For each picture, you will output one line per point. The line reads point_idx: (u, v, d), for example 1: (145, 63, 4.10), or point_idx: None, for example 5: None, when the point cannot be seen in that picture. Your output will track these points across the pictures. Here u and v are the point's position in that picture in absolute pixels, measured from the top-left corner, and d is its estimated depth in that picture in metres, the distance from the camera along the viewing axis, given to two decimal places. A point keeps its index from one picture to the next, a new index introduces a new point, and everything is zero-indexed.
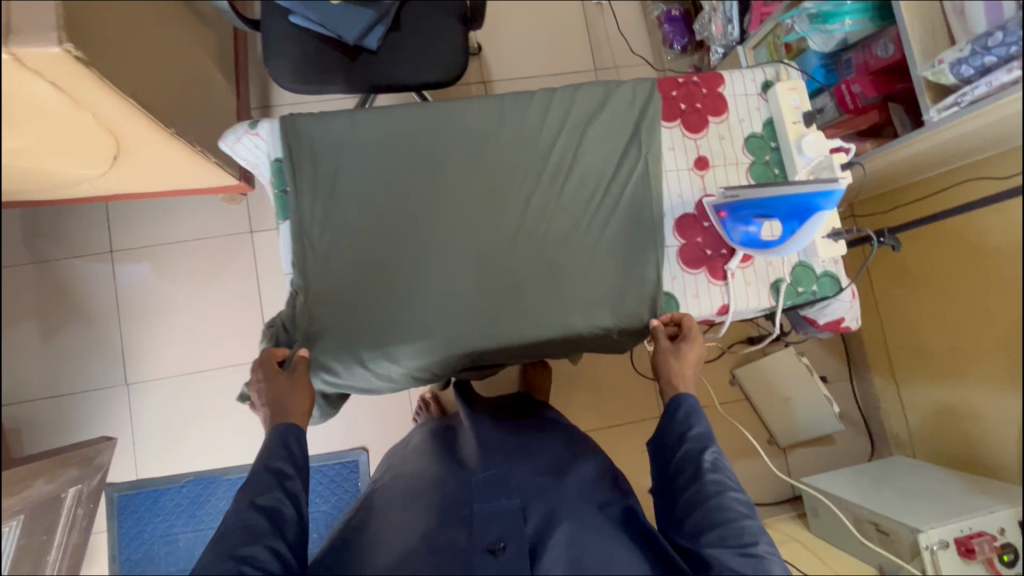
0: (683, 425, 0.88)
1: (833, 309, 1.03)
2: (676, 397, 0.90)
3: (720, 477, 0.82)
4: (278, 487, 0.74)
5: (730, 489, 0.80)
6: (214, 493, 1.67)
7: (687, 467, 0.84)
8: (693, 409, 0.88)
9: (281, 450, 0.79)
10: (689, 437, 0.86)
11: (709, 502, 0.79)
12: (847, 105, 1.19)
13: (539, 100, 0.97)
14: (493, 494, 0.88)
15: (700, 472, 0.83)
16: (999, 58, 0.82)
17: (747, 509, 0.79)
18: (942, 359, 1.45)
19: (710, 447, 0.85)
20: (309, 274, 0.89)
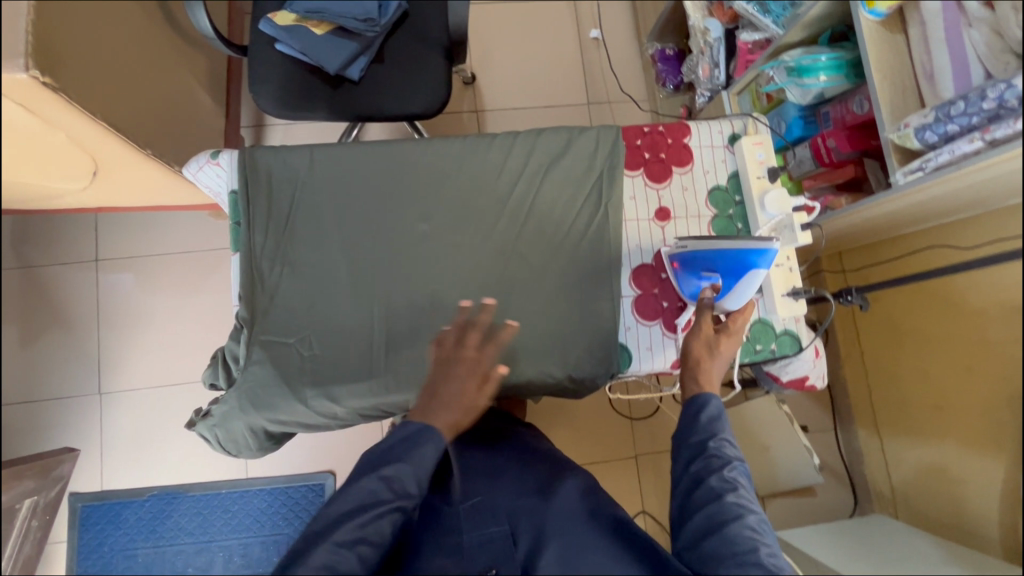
0: (707, 431, 0.83)
1: (795, 367, 1.00)
2: (702, 397, 0.84)
3: (740, 497, 0.78)
4: (411, 496, 0.80)
5: (749, 512, 0.77)
6: (177, 511, 1.64)
7: (708, 483, 0.79)
8: (716, 414, 0.83)
9: (428, 458, 0.80)
10: (710, 449, 0.81)
11: (729, 528, 0.76)
12: (822, 158, 1.17)
13: (502, 143, 0.97)
14: (483, 519, 0.87)
15: (721, 492, 0.78)
16: (962, 126, 0.82)
17: (765, 535, 0.76)
18: (922, 418, 1.39)
19: (733, 461, 0.80)
20: (257, 307, 0.89)
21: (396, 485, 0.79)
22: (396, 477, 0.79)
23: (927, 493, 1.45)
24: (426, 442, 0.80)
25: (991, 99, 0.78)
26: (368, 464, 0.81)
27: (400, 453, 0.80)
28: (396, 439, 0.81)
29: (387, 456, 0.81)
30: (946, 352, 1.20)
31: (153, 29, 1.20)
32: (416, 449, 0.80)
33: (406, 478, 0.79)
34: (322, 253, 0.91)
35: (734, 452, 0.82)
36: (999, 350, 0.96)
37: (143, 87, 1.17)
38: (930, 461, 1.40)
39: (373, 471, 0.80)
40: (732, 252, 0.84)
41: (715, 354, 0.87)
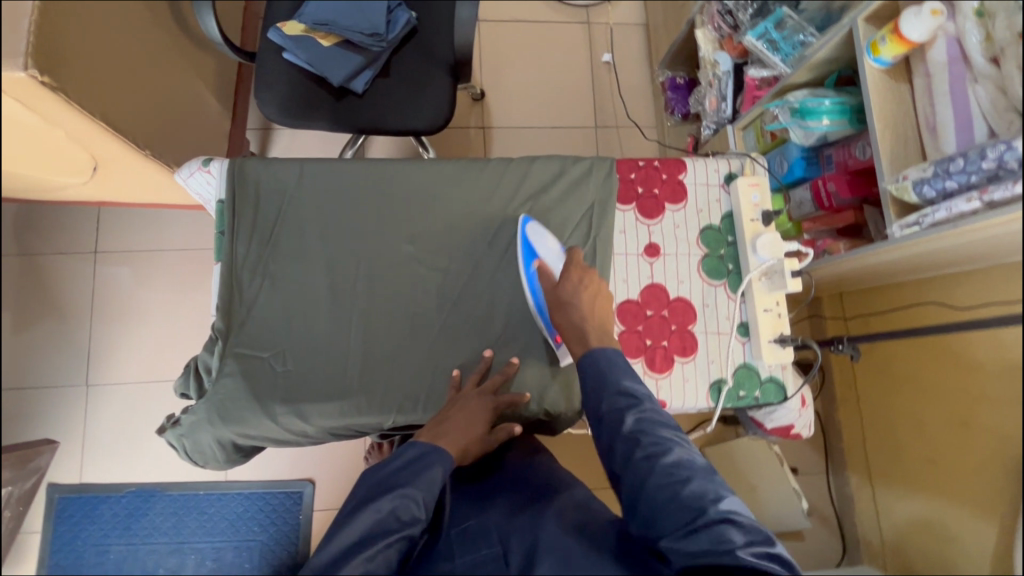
0: (596, 394, 0.80)
1: (780, 416, 0.97)
2: (585, 357, 0.82)
3: (647, 446, 0.74)
4: (418, 523, 0.73)
5: (662, 456, 0.72)
6: (151, 510, 1.60)
7: (615, 446, 0.76)
8: (601, 374, 0.80)
9: (436, 484, 0.77)
10: (604, 411, 0.78)
11: (647, 480, 0.71)
12: (823, 202, 1.16)
13: (495, 167, 0.96)
14: (475, 543, 0.82)
15: (627, 450, 0.74)
16: (960, 184, 0.80)
17: (690, 470, 0.72)
18: (913, 469, 1.35)
19: (629, 414, 0.76)
20: (234, 319, 0.88)
21: (404, 512, 0.73)
22: (404, 502, 0.73)
23: (916, 550, 1.39)
24: (433, 465, 0.78)
25: (990, 159, 0.76)
26: (373, 492, 0.75)
27: (408, 478, 0.76)
28: (403, 465, 0.78)
29: (393, 484, 0.75)
30: (936, 406, 1.17)
31: (160, 30, 1.21)
32: (428, 475, 0.77)
33: (414, 502, 0.74)
34: (305, 267, 0.91)
35: (629, 402, 0.77)
36: (996, 409, 0.92)
37: (147, 86, 1.17)
38: (919, 517, 1.35)
39: (380, 499, 0.73)
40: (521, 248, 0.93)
41: (568, 304, 0.86)
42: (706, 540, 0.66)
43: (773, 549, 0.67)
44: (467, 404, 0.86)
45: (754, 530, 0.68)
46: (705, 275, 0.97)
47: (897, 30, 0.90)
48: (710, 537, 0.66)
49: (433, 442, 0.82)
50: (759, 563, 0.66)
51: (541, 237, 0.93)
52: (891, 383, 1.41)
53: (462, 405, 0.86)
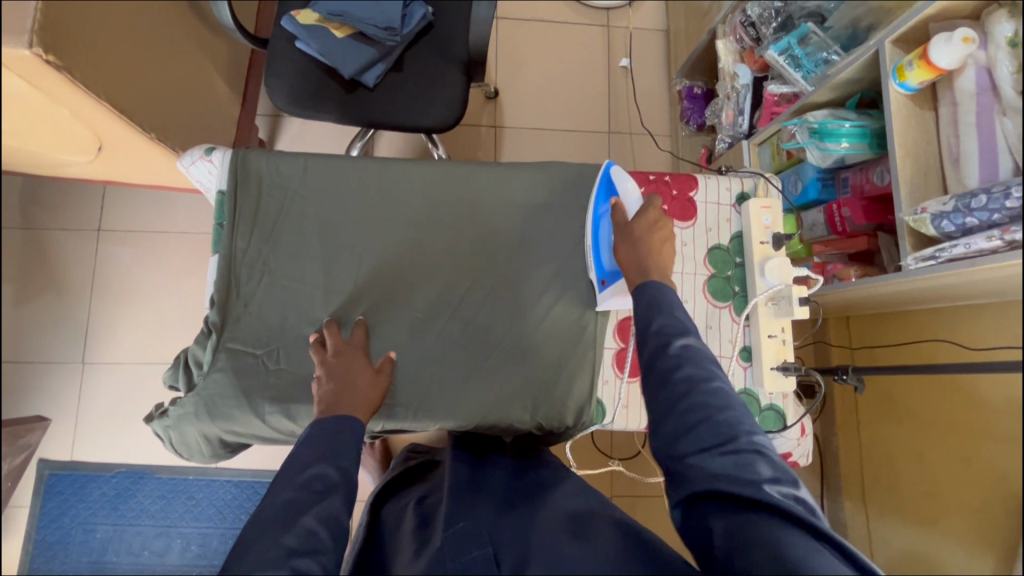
0: (646, 319, 0.78)
1: (777, 444, 0.95)
2: (641, 288, 0.81)
3: (690, 370, 0.72)
4: (339, 488, 0.70)
5: (705, 381, 0.71)
6: (141, 491, 1.63)
7: (654, 366, 0.74)
8: (654, 302, 0.78)
9: (349, 449, 0.75)
10: (653, 332, 0.76)
11: (682, 401, 0.70)
12: (836, 227, 1.13)
13: (503, 173, 0.94)
14: (462, 546, 0.72)
15: (668, 371, 0.73)
16: (981, 221, 0.78)
17: (726, 401, 0.70)
18: (912, 501, 1.31)
19: (676, 338, 0.75)
20: (229, 313, 0.87)
21: (319, 481, 0.69)
22: (317, 473, 0.70)
23: None
24: (342, 430, 0.76)
25: (1014, 199, 0.74)
26: (283, 478, 0.69)
27: (320, 451, 0.73)
28: (307, 441, 0.74)
29: (302, 462, 0.71)
30: (941, 443, 1.14)
31: (172, 11, 1.19)
32: (343, 444, 0.75)
33: (329, 469, 0.71)
34: (303, 266, 0.89)
35: (679, 329, 0.75)
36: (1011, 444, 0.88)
37: (153, 65, 1.14)
38: (917, 550, 1.31)
39: (291, 479, 0.69)
40: (598, 185, 0.92)
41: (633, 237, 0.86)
42: (731, 465, 0.65)
43: (799, 493, 0.64)
44: (351, 361, 0.85)
45: (783, 470, 0.65)
46: (710, 295, 0.95)
47: (925, 55, 0.87)
48: (737, 464, 0.65)
49: (333, 412, 0.79)
50: (783, 501, 0.63)
51: (624, 178, 0.92)
52: (894, 414, 1.39)
53: (351, 361, 0.85)
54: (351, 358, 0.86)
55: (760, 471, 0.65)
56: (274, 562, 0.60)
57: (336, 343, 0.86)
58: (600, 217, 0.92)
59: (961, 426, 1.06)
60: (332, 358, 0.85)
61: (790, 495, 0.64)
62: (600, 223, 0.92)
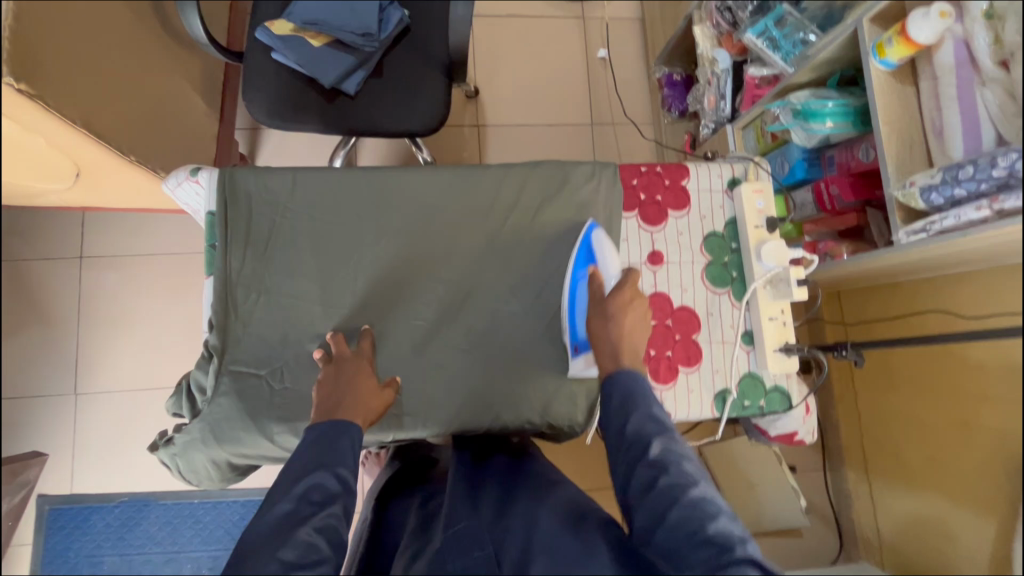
0: (622, 417, 0.76)
1: (784, 423, 0.96)
2: (612, 379, 0.79)
3: (673, 473, 0.69)
4: (338, 497, 0.69)
5: (688, 486, 0.68)
6: (146, 519, 1.61)
7: (635, 472, 0.71)
8: (627, 396, 0.76)
9: (347, 454, 0.74)
10: (632, 434, 0.73)
11: (668, 512, 0.66)
12: (825, 205, 1.15)
13: (494, 175, 0.93)
14: (465, 547, 0.72)
15: (649, 476, 0.70)
16: (969, 192, 0.79)
17: (715, 507, 0.66)
18: (911, 466, 1.34)
19: (655, 439, 0.72)
20: (229, 335, 0.85)
21: (316, 491, 0.68)
22: (315, 483, 0.69)
23: (916, 547, 1.36)
24: (341, 436, 0.75)
25: (1001, 168, 0.75)
26: (280, 488, 0.69)
27: (316, 459, 0.72)
28: (306, 447, 0.73)
29: (298, 471, 0.70)
30: (940, 407, 1.17)
31: (141, 31, 1.17)
32: (341, 451, 0.74)
33: (328, 478, 0.70)
34: (301, 283, 0.88)
35: (659, 428, 0.73)
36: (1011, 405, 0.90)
37: (126, 87, 1.12)
38: (923, 515, 1.32)
39: (287, 491, 0.68)
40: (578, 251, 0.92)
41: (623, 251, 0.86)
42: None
43: None
44: (354, 369, 0.84)
45: None
46: (709, 282, 0.95)
47: (904, 32, 0.88)
48: None
49: (332, 417, 0.78)
50: None
51: (603, 245, 0.91)
52: (888, 384, 1.41)
53: (355, 369, 0.84)
54: (355, 365, 0.85)
55: None
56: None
57: (341, 353, 0.85)
58: (578, 283, 0.91)
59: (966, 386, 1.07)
60: (340, 364, 0.84)
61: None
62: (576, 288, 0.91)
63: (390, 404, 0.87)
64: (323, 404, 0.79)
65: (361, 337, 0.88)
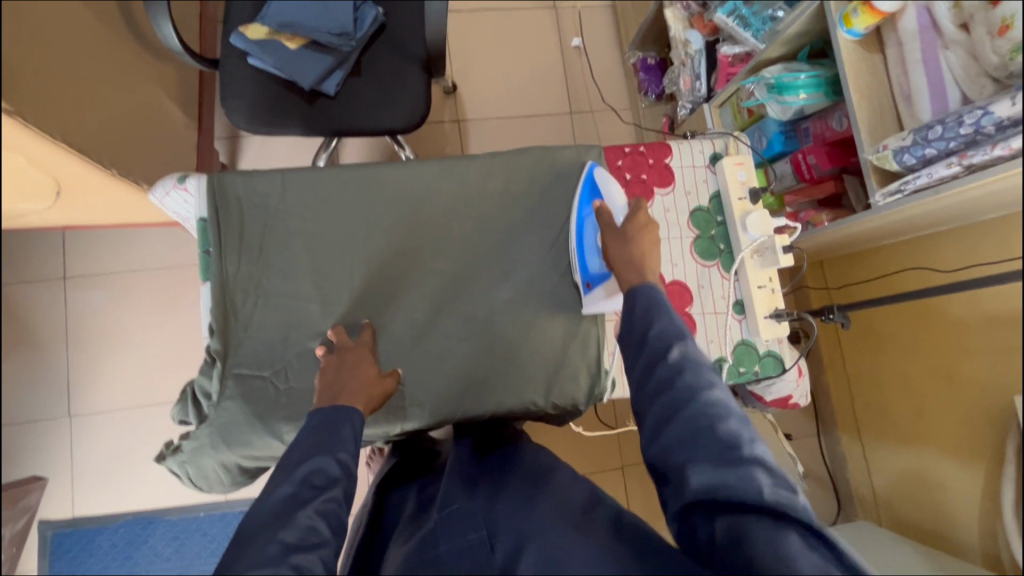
0: (644, 322, 0.75)
1: (779, 387, 0.99)
2: (636, 289, 0.79)
3: (690, 377, 0.69)
4: (338, 482, 0.71)
5: (704, 391, 0.68)
6: (152, 536, 1.60)
7: (653, 372, 0.72)
8: (651, 304, 0.76)
9: (348, 441, 0.75)
10: (653, 337, 0.74)
11: (683, 411, 0.68)
12: (803, 174, 1.18)
13: (481, 164, 0.94)
14: (460, 527, 0.75)
15: (667, 376, 0.70)
16: (939, 151, 0.83)
17: (727, 410, 0.68)
18: (902, 423, 1.38)
19: (675, 343, 0.72)
20: (230, 339, 0.86)
21: (317, 476, 0.70)
22: (316, 467, 0.70)
23: (917, 498, 1.41)
24: (343, 423, 0.76)
25: (968, 125, 0.78)
26: (281, 472, 0.70)
27: (317, 444, 0.73)
28: (308, 433, 0.75)
29: (299, 456, 0.72)
30: (921, 360, 1.21)
31: (113, 44, 1.16)
32: (341, 438, 0.75)
33: (329, 463, 0.71)
34: (297, 283, 0.89)
35: (679, 335, 0.73)
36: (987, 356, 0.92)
37: (101, 98, 1.10)
38: (918, 468, 1.36)
39: (287, 476, 0.69)
40: (583, 188, 0.93)
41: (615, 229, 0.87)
42: (734, 474, 0.62)
43: (797, 503, 0.63)
44: (357, 363, 0.85)
45: (783, 479, 0.64)
46: (698, 256, 0.98)
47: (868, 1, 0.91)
48: (737, 473, 0.62)
49: (334, 403, 0.79)
50: (785, 512, 0.61)
51: (607, 180, 0.91)
52: (875, 345, 1.45)
53: (357, 361, 0.85)
54: (358, 357, 0.86)
55: (759, 481, 0.62)
56: (270, 561, 0.60)
57: (344, 345, 0.86)
58: (584, 220, 0.92)
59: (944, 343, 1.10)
60: (340, 356, 0.85)
61: (790, 504, 0.62)
62: (584, 225, 0.92)
63: (392, 394, 0.88)
64: (323, 392, 0.81)
65: (362, 331, 0.89)
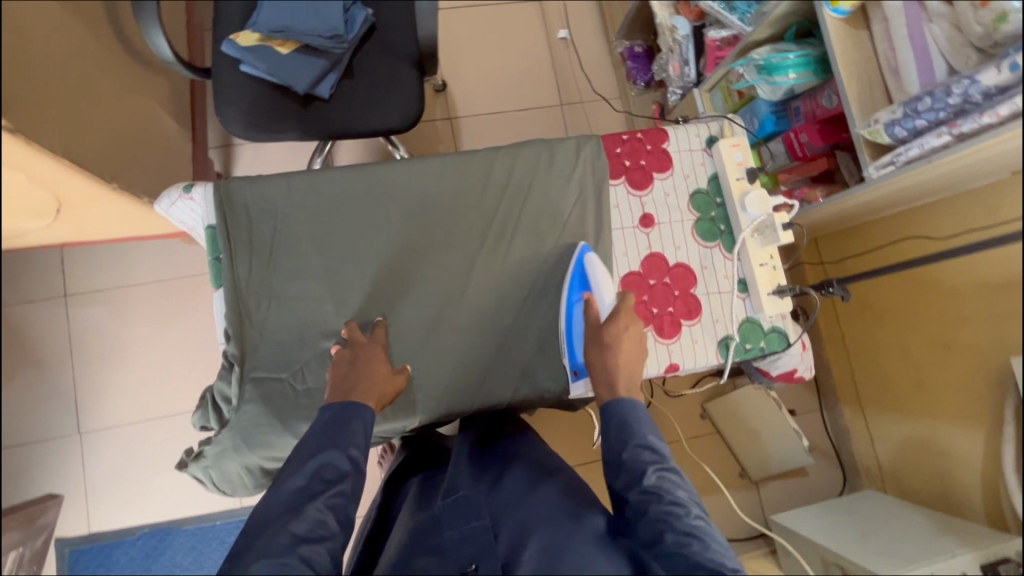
0: (620, 441, 0.80)
1: (785, 361, 1.00)
2: (610, 409, 0.83)
3: (667, 502, 0.73)
4: (347, 477, 0.74)
5: (680, 514, 0.72)
6: (170, 547, 1.60)
7: (630, 498, 0.76)
8: (626, 424, 0.80)
9: (358, 436, 0.78)
10: (627, 459, 0.78)
11: (664, 535, 0.72)
12: (796, 153, 1.20)
13: (482, 159, 0.96)
14: (465, 517, 0.82)
15: (644, 504, 0.74)
16: (930, 121, 0.85)
17: (705, 535, 0.71)
18: (903, 395, 1.42)
19: (650, 468, 0.77)
20: (246, 344, 0.87)
21: (327, 470, 0.73)
22: (327, 462, 0.73)
23: (922, 466, 1.43)
24: (353, 418, 0.78)
25: (956, 95, 0.81)
26: (295, 463, 0.74)
27: (328, 438, 0.76)
28: (320, 428, 0.77)
29: (311, 449, 0.75)
30: (919, 334, 1.26)
31: (103, 58, 1.16)
32: (351, 433, 0.77)
33: (340, 458, 0.74)
34: (308, 286, 0.90)
35: (654, 458, 0.78)
36: (999, 320, 0.97)
37: (96, 112, 1.10)
38: (924, 436, 1.38)
39: (298, 469, 0.73)
40: (574, 275, 0.95)
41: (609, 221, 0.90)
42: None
43: None
44: (371, 360, 0.86)
45: None
46: (700, 238, 1.00)
47: None
48: None
49: (348, 398, 0.81)
50: None
51: (596, 270, 0.92)
52: (870, 317, 1.47)
53: (370, 356, 0.86)
54: (370, 352, 0.87)
55: None
56: (279, 551, 0.65)
57: (357, 341, 0.88)
58: (573, 305, 0.94)
59: (946, 308, 1.14)
60: (355, 351, 0.86)
61: None
62: (572, 309, 0.94)
63: (403, 390, 0.90)
64: (338, 386, 0.82)
65: (375, 328, 0.91)
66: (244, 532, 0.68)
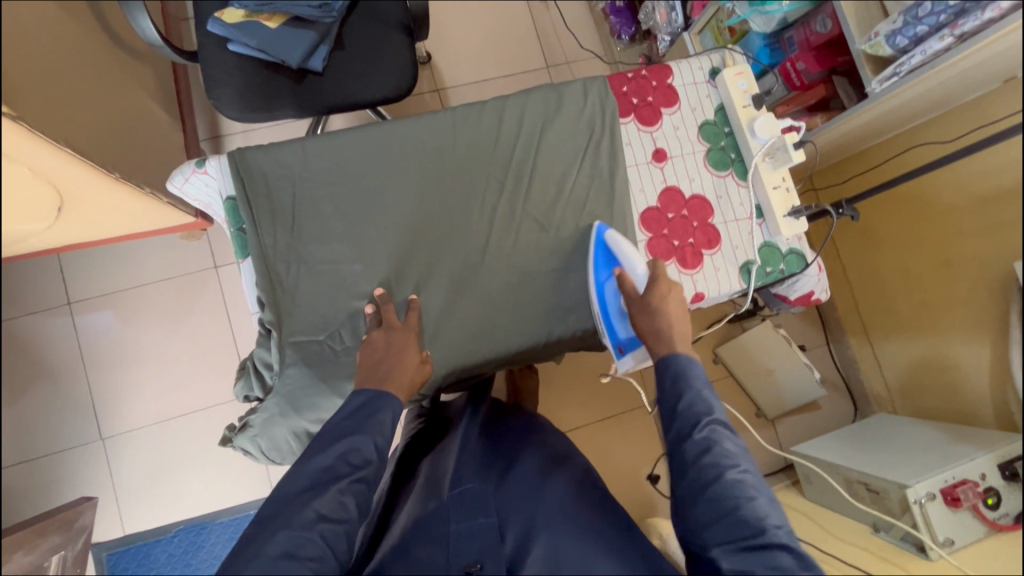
0: (673, 394, 0.77)
1: (802, 284, 1.03)
2: (665, 360, 0.81)
3: (716, 455, 0.70)
4: (371, 464, 0.73)
5: (728, 470, 0.69)
6: (207, 541, 1.60)
7: (681, 446, 0.73)
8: (679, 378, 0.78)
9: (386, 425, 0.77)
10: (681, 411, 0.76)
11: (710, 485, 0.69)
12: (793, 82, 1.21)
13: (492, 109, 0.96)
14: (471, 513, 0.80)
15: (693, 454, 0.72)
16: (931, 26, 0.87)
17: (756, 491, 0.68)
18: (909, 316, 1.44)
19: (702, 420, 0.73)
20: (281, 311, 0.91)
21: (354, 454, 0.72)
22: (354, 445, 0.72)
23: (930, 381, 1.47)
24: (381, 408, 0.77)
25: None
26: (319, 444, 0.73)
27: (356, 424, 0.75)
28: (346, 415, 0.76)
29: (337, 434, 0.74)
30: (922, 254, 1.29)
31: (86, 51, 1.13)
32: (379, 420, 0.76)
33: (366, 444, 0.73)
34: (335, 249, 0.92)
35: (706, 410, 0.74)
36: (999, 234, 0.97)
37: (84, 104, 1.08)
38: (934, 352, 1.40)
39: (326, 449, 0.72)
40: (596, 254, 0.95)
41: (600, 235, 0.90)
42: (758, 562, 0.64)
43: None
44: (398, 339, 0.87)
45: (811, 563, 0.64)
46: (712, 168, 1.01)
47: None
48: (764, 559, 0.64)
49: (379, 385, 0.81)
50: None
51: (619, 244, 0.92)
52: (871, 243, 1.49)
53: (405, 342, 0.87)
54: (402, 335, 0.88)
55: (787, 565, 0.64)
56: (305, 526, 0.63)
57: (391, 323, 0.88)
58: (603, 285, 0.94)
59: (959, 223, 1.12)
60: (381, 333, 0.88)
61: None
62: (603, 289, 0.94)
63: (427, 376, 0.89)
64: (370, 374, 0.82)
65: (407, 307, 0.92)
66: (270, 509, 0.67)
